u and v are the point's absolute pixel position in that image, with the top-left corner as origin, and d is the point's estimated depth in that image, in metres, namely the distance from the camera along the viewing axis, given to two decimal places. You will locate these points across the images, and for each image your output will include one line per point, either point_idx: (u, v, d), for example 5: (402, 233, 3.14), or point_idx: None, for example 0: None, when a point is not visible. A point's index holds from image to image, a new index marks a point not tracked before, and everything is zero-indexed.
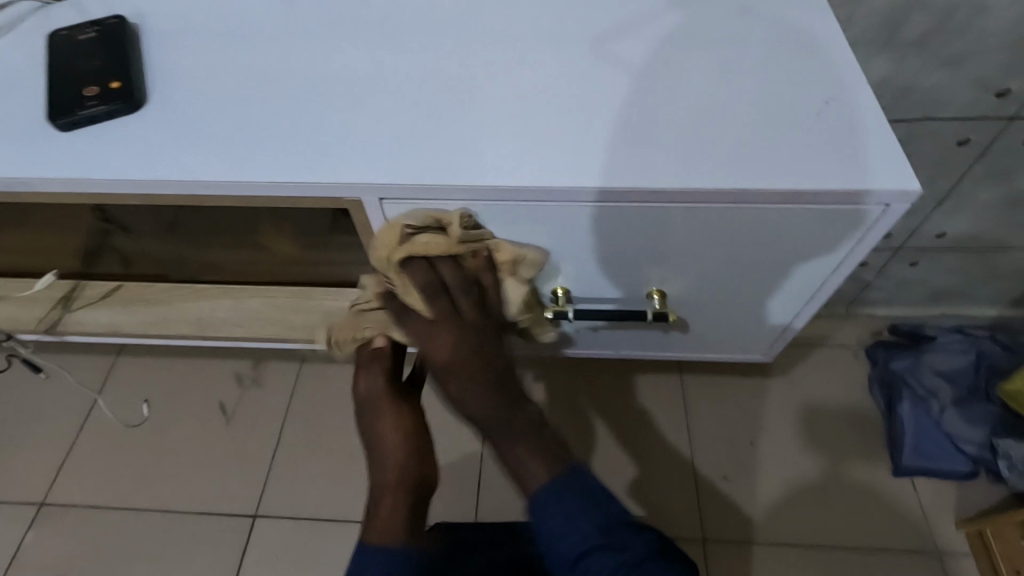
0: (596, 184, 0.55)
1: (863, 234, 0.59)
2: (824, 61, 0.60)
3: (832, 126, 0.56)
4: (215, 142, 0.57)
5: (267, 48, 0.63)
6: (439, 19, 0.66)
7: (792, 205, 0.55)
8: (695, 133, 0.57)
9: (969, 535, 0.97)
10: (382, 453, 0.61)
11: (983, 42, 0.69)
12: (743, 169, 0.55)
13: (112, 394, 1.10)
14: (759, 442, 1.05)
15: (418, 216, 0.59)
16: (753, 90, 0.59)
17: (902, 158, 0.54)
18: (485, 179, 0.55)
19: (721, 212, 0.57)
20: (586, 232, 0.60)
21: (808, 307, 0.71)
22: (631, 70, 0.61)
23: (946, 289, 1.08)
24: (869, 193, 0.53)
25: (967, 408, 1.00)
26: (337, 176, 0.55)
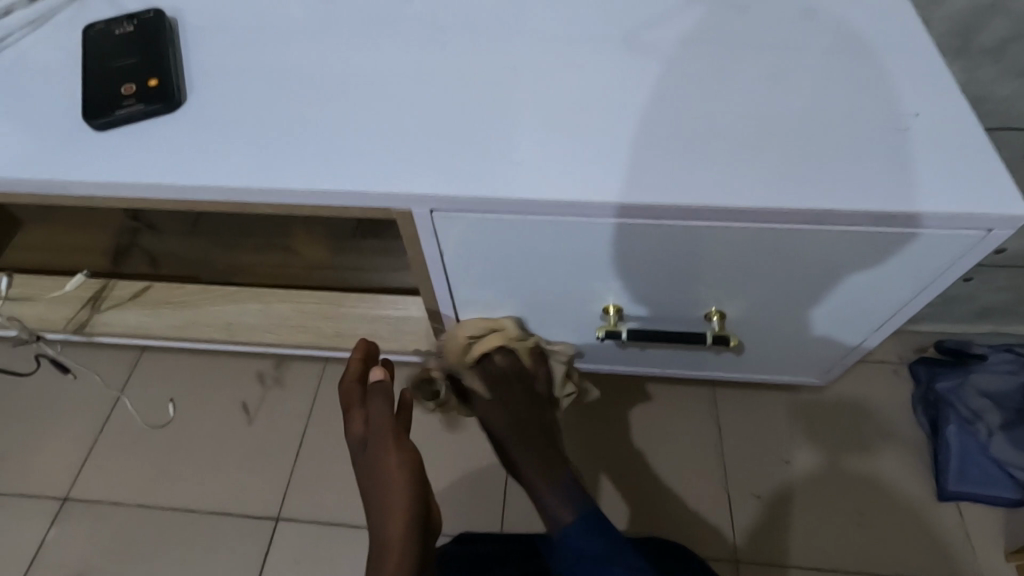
0: (623, 202, 0.52)
1: (957, 260, 0.55)
2: (903, 67, 0.56)
3: (920, 141, 0.52)
4: (255, 145, 0.54)
5: (307, 45, 0.60)
6: (486, 17, 0.62)
7: (885, 228, 0.52)
8: (764, 146, 0.53)
9: (1018, 565, 0.92)
10: (388, 491, 0.62)
11: None
12: (824, 186, 0.51)
13: (135, 392, 1.09)
14: (797, 461, 1.01)
15: (467, 229, 0.56)
16: (830, 98, 0.55)
17: (1004, 178, 0.50)
18: (543, 193, 0.52)
19: (801, 233, 0.53)
20: (650, 250, 0.57)
21: (880, 330, 0.67)
22: (687, 75, 0.58)
23: (998, 306, 1.03)
24: (968, 217, 0.49)
25: (1015, 431, 0.96)
26: (386, 184, 0.52)
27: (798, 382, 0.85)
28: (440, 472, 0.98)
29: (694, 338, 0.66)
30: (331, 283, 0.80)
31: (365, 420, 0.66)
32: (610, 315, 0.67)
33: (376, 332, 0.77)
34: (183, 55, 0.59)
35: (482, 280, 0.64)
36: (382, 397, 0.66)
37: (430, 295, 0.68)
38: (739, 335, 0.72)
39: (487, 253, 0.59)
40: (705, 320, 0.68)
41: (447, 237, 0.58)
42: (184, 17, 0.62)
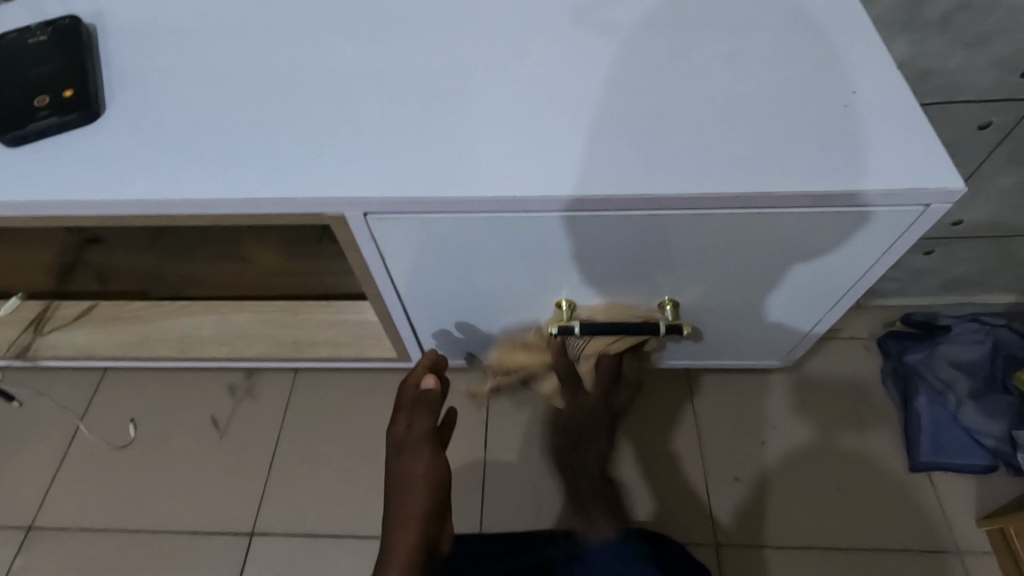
0: (573, 195, 0.51)
1: (900, 237, 0.55)
2: (846, 47, 0.56)
3: (859, 122, 0.52)
4: (180, 154, 0.52)
5: (239, 49, 0.58)
6: (424, 12, 0.61)
7: (827, 208, 0.51)
8: (705, 132, 0.53)
9: (987, 529, 0.93)
10: (408, 497, 0.63)
11: (1013, 18, 0.62)
12: (760, 171, 0.51)
13: (98, 414, 1.06)
14: (774, 442, 1.02)
15: (404, 230, 0.55)
16: (771, 81, 0.55)
17: (942, 153, 0.50)
18: (484, 190, 0.51)
19: (746, 217, 0.53)
20: (600, 240, 0.56)
21: (834, 310, 0.67)
22: (628, 64, 0.57)
23: (961, 278, 1.04)
24: (907, 194, 0.49)
25: (984, 400, 0.98)
26: (320, 189, 0.51)
27: (762, 365, 0.86)
28: None
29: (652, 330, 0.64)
30: (287, 291, 0.78)
31: (407, 424, 0.67)
32: (562, 309, 0.67)
33: (337, 339, 0.75)
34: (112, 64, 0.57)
35: (430, 278, 0.62)
36: (430, 406, 0.68)
37: (378, 297, 0.66)
38: (698, 320, 0.72)
39: (435, 253, 0.58)
40: (660, 309, 0.67)
41: (388, 239, 0.56)
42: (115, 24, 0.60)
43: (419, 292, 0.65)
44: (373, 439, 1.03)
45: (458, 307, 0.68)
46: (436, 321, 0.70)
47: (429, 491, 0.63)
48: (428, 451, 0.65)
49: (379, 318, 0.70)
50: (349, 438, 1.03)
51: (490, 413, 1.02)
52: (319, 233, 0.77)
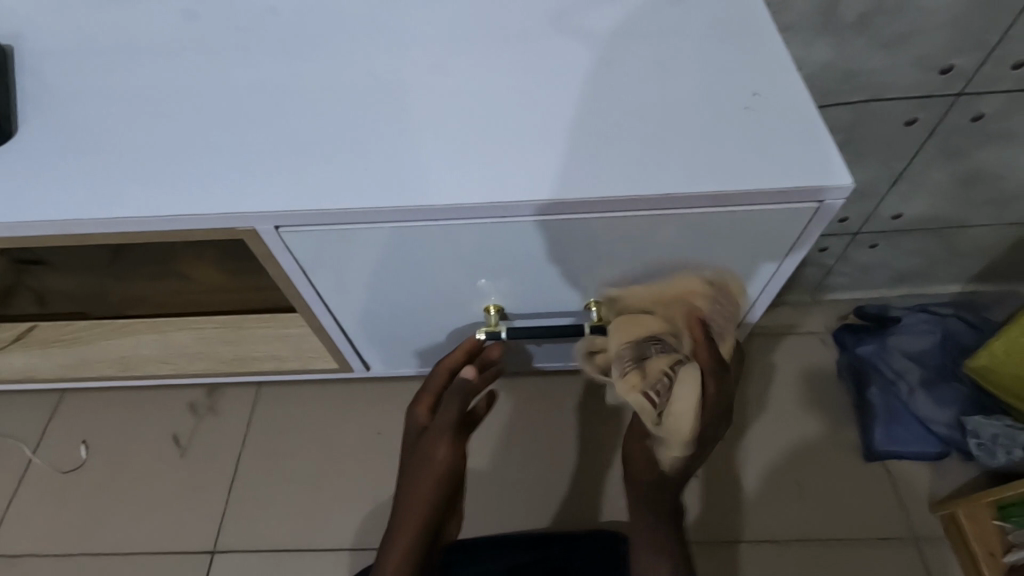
0: (492, 199, 0.51)
1: (803, 232, 0.55)
2: (754, 47, 0.57)
3: (759, 120, 0.52)
4: (101, 176, 0.54)
5: (176, 73, 0.59)
6: (363, 29, 0.62)
7: (724, 207, 0.51)
8: (611, 136, 0.53)
9: (941, 516, 0.95)
10: (419, 484, 0.64)
11: (926, 19, 0.65)
12: (659, 173, 0.51)
13: (54, 437, 1.04)
14: (733, 438, 1.03)
15: (325, 242, 0.55)
16: (678, 83, 0.55)
17: (832, 148, 0.50)
18: (397, 200, 0.51)
19: (648, 219, 0.52)
20: (523, 246, 0.56)
21: (761, 301, 0.67)
22: (553, 69, 0.57)
23: (909, 271, 1.06)
24: (798, 190, 0.49)
25: (935, 388, 1.00)
26: (237, 204, 0.52)
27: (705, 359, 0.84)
28: (383, 478, 1.00)
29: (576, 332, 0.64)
30: (230, 304, 0.75)
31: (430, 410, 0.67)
32: (492, 314, 0.66)
33: (278, 352, 0.75)
34: (51, 90, 0.58)
35: (359, 291, 0.62)
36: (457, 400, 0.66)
37: (310, 311, 0.65)
38: None
39: (365, 265, 0.58)
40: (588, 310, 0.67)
41: (310, 253, 0.56)
42: (54, 53, 0.61)
43: (354, 304, 0.65)
44: (337, 451, 1.02)
45: (388, 317, 0.67)
46: (366, 330, 0.70)
47: (437, 484, 0.64)
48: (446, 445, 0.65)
49: (313, 329, 0.69)
50: (313, 452, 1.02)
51: None
52: (245, 248, 0.65)
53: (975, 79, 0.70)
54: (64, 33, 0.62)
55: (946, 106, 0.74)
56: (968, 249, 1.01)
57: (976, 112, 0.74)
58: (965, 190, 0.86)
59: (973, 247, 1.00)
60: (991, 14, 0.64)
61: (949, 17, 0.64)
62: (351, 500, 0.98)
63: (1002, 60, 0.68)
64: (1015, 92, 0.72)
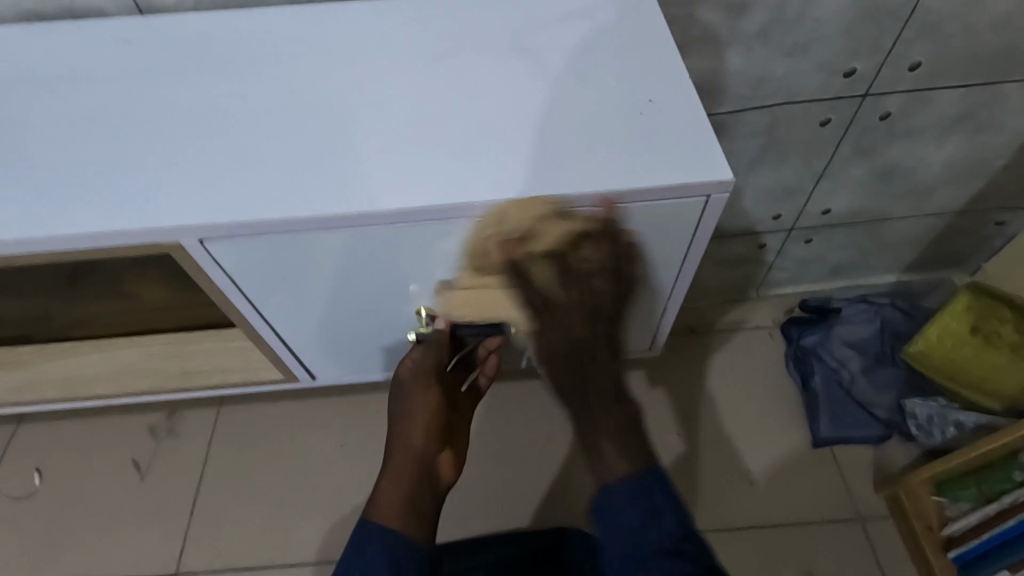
0: (413, 205, 0.53)
1: (697, 227, 0.58)
2: (655, 60, 0.61)
3: (653, 125, 0.56)
4: (33, 198, 0.55)
5: (114, 99, 0.61)
6: (299, 53, 0.65)
7: (622, 206, 0.54)
8: (518, 145, 0.56)
9: (885, 495, 0.99)
10: (410, 424, 0.64)
11: (822, 28, 0.70)
12: (560, 176, 0.54)
13: (8, 466, 1.03)
14: (687, 433, 1.06)
15: (257, 255, 0.56)
16: (583, 96, 0.59)
17: (717, 148, 0.54)
18: (313, 210, 0.53)
19: (552, 219, 0.55)
20: (446, 252, 0.58)
21: (674, 301, 0.69)
22: (473, 85, 0.61)
23: (843, 264, 1.12)
24: (686, 186, 0.53)
25: (874, 375, 1.05)
26: (158, 222, 0.53)
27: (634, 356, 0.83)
28: (346, 489, 1.01)
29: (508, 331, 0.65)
30: (177, 323, 0.75)
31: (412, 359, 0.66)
32: (425, 318, 0.66)
33: (225, 365, 0.77)
34: None
35: (297, 303, 0.64)
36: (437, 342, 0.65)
37: (251, 324, 0.67)
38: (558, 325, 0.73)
39: (297, 276, 0.59)
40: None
41: (235, 266, 0.57)
42: None
43: (292, 317, 0.66)
44: (298, 466, 1.03)
45: (327, 327, 0.69)
46: (309, 341, 0.71)
47: (430, 417, 0.65)
48: (433, 382, 0.65)
49: (253, 340, 0.70)
50: (273, 468, 1.03)
51: None
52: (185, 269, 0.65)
53: (876, 82, 0.76)
54: (4, 64, 0.64)
55: (854, 107, 0.79)
56: (895, 240, 1.06)
57: (882, 111, 0.80)
58: (883, 184, 0.92)
59: (900, 238, 1.06)
60: (882, 22, 0.70)
61: (845, 25, 0.70)
62: (314, 514, 0.99)
63: (898, 63, 0.74)
64: (914, 92, 0.78)
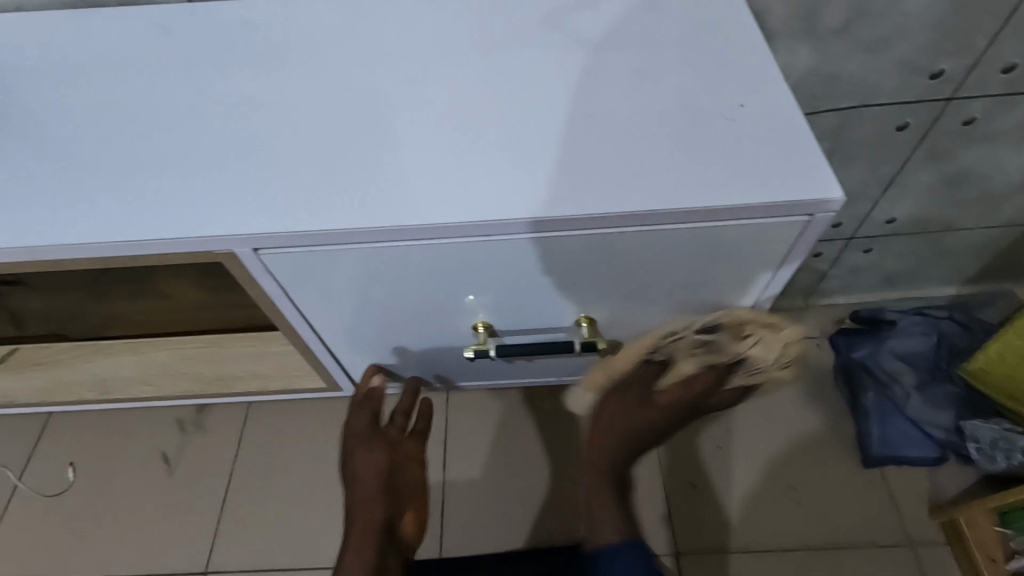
0: (491, 219, 0.50)
1: (794, 244, 0.55)
2: (744, 58, 0.57)
3: (747, 131, 0.52)
4: (76, 199, 0.52)
5: (159, 91, 0.58)
6: (350, 41, 0.61)
7: (714, 222, 0.51)
8: (596, 149, 0.53)
9: (941, 521, 0.94)
10: (358, 483, 0.64)
11: (910, 23, 0.64)
12: (647, 183, 0.50)
13: (40, 458, 1.02)
14: (729, 447, 1.02)
15: (309, 260, 0.53)
16: (663, 96, 0.55)
17: (820, 160, 0.50)
18: (381, 218, 0.50)
19: (642, 235, 0.52)
20: (497, 263, 0.55)
21: (749, 307, 0.67)
22: (533, 83, 0.57)
23: (899, 274, 1.06)
24: (792, 204, 0.49)
25: (930, 391, 0.99)
26: (216, 228, 0.50)
27: None
28: None
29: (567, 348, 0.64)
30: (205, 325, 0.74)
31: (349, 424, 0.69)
32: (481, 331, 0.65)
33: (261, 371, 0.76)
34: (24, 110, 0.58)
35: (352, 309, 0.61)
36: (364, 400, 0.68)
37: (298, 329, 0.64)
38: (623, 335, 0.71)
39: (360, 283, 0.57)
40: (577, 325, 0.66)
41: (289, 273, 0.55)
42: (31, 73, 0.60)
43: (341, 323, 0.64)
44: (328, 467, 1.01)
45: (380, 334, 0.66)
46: (355, 346, 0.69)
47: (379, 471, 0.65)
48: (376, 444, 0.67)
49: (298, 347, 0.68)
50: (300, 469, 1.01)
51: (448, 431, 1.00)
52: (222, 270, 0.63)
53: (963, 83, 0.70)
54: (46, 52, 0.61)
55: (934, 111, 0.73)
56: (958, 251, 1.00)
57: (966, 115, 0.74)
58: (956, 192, 0.86)
59: (965, 248, 1.00)
60: (977, 19, 0.64)
61: (936, 20, 0.64)
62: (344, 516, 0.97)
63: (990, 64, 0.68)
64: (1003, 94, 0.72)
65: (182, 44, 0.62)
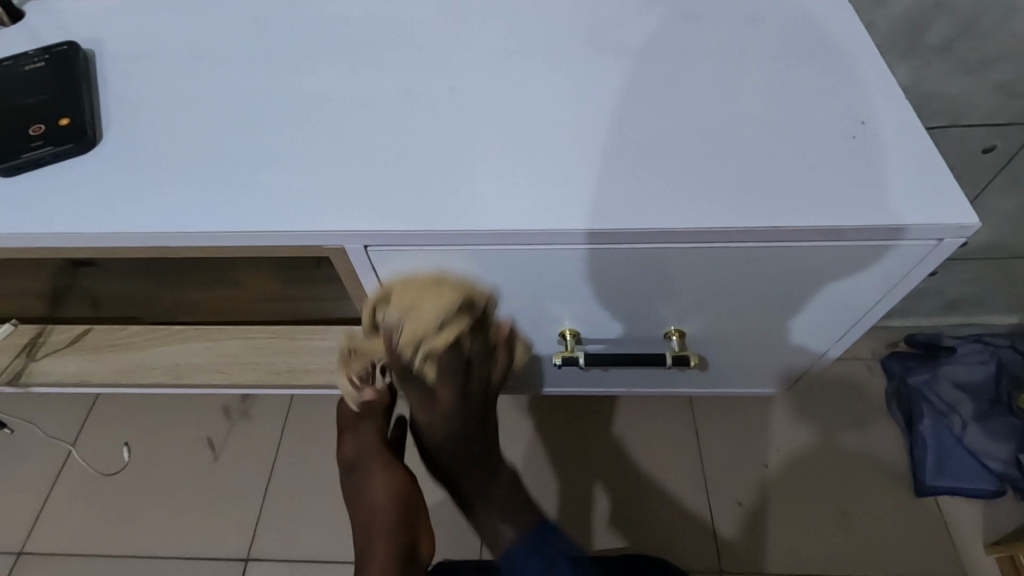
0: (592, 226, 0.49)
1: (913, 269, 0.53)
2: (858, 74, 0.56)
3: (868, 150, 0.51)
4: (181, 187, 0.53)
5: (257, 82, 0.59)
6: (441, 39, 0.62)
7: (834, 242, 0.50)
8: (707, 161, 0.52)
9: (997, 556, 0.92)
10: (371, 506, 0.66)
11: (1013, 45, 0.63)
12: (765, 199, 0.49)
13: (91, 436, 1.04)
14: (777, 466, 1.00)
15: (411, 261, 0.54)
16: (774, 109, 0.54)
17: (952, 184, 0.49)
18: (491, 222, 0.50)
19: (759, 251, 0.51)
20: (587, 271, 0.54)
21: (840, 335, 0.65)
22: (629, 90, 0.57)
23: (963, 300, 1.03)
24: (922, 227, 0.48)
25: (987, 422, 0.96)
26: (330, 221, 0.50)
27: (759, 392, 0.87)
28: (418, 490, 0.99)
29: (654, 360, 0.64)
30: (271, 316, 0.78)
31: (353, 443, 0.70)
32: (568, 339, 0.65)
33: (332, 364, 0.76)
34: (125, 95, 0.59)
35: None
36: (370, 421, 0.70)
37: None
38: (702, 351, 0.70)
39: None
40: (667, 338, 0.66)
41: (392, 272, 0.56)
42: (131, 60, 0.61)
43: None
44: None
45: None
46: None
47: (392, 490, 0.67)
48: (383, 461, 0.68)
49: None
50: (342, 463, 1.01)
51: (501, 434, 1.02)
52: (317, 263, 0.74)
53: None
54: (144, 40, 0.63)
55: None
56: None
57: None
58: None
59: None
60: None
61: None
62: None
63: None
64: None
65: (278, 36, 0.62)
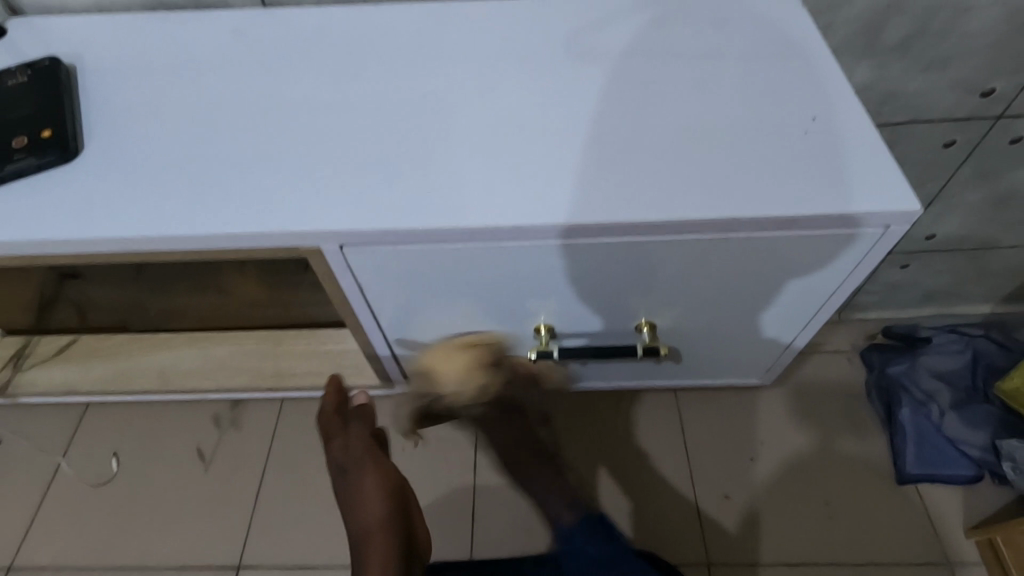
0: (564, 222, 0.51)
1: (866, 256, 0.55)
2: (816, 72, 0.58)
3: (825, 144, 0.53)
4: (161, 193, 0.54)
5: (237, 92, 0.60)
6: (419, 48, 0.63)
7: (787, 232, 0.52)
8: (672, 159, 0.54)
9: (977, 540, 0.94)
10: (365, 505, 0.66)
11: (966, 43, 0.65)
12: (726, 192, 0.51)
13: (80, 448, 1.04)
14: (761, 459, 1.01)
15: (388, 259, 0.55)
16: (736, 108, 0.56)
17: (897, 173, 0.51)
18: (463, 220, 0.51)
19: (720, 242, 0.53)
20: (563, 267, 0.56)
21: (811, 324, 0.67)
22: (600, 92, 0.59)
23: (937, 291, 1.06)
24: (871, 215, 0.50)
25: (965, 410, 0.98)
26: (307, 224, 0.52)
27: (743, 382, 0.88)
28: None
29: (628, 352, 0.66)
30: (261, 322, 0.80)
31: (341, 444, 0.69)
32: (541, 334, 0.67)
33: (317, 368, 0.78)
34: (108, 107, 0.60)
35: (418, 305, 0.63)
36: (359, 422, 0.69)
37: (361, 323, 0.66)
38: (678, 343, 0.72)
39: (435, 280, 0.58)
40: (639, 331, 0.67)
41: (368, 272, 0.57)
42: (113, 73, 0.62)
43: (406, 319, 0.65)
44: None
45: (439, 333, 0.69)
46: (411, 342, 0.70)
47: (386, 486, 0.67)
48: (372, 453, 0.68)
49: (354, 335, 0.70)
50: None
51: None
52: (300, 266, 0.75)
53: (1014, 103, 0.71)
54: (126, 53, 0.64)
55: (985, 128, 0.74)
56: (999, 270, 1.00)
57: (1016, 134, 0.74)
58: (1000, 211, 0.86)
59: (1005, 268, 1.00)
60: None
61: (994, 40, 0.65)
62: None
63: None
64: None
65: (257, 48, 0.64)
